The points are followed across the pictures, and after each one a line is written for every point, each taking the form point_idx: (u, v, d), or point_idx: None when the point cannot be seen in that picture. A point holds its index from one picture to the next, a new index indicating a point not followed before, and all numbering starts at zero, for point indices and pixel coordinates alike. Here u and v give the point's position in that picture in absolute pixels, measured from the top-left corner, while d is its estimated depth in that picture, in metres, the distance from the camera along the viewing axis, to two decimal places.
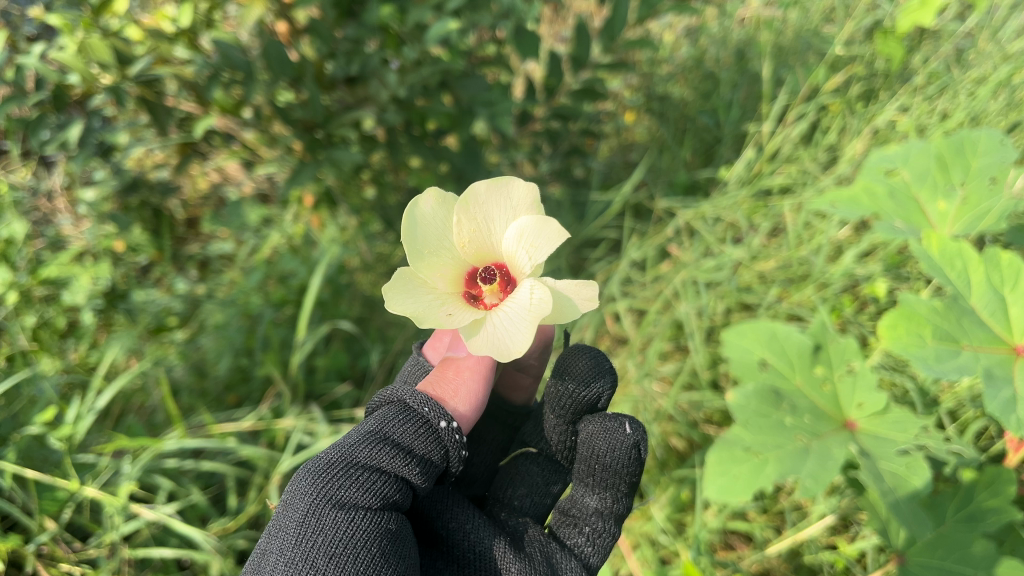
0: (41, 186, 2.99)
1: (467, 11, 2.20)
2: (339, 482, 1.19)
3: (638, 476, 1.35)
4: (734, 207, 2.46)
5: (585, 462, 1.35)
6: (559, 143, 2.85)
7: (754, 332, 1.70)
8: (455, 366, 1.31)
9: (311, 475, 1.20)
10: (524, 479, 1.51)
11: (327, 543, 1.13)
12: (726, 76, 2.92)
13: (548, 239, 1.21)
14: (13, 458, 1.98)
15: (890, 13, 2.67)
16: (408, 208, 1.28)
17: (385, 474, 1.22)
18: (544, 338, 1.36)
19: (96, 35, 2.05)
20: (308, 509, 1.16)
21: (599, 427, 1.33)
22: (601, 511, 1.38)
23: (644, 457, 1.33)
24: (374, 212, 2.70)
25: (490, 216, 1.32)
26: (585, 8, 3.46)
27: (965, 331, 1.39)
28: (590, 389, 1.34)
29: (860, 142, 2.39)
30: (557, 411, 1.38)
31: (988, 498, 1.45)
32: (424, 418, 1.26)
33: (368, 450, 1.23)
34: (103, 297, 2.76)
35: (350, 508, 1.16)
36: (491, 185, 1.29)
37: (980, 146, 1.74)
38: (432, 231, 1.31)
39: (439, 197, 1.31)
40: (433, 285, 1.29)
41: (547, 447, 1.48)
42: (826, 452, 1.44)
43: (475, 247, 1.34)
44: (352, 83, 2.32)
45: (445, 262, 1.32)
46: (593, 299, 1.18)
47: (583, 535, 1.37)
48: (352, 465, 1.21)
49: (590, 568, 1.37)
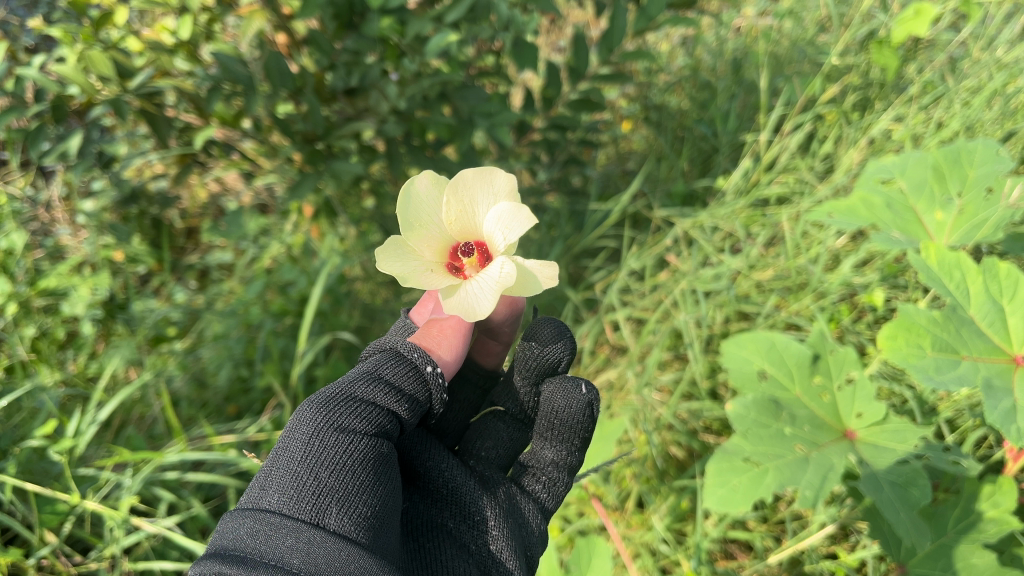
0: (40, 197, 2.99)
1: (467, 22, 2.21)
2: (338, 411, 1.26)
3: (590, 432, 1.50)
4: (731, 216, 2.48)
5: (544, 420, 1.49)
6: (557, 153, 2.87)
7: (753, 342, 1.69)
8: (438, 327, 1.43)
9: (314, 406, 1.26)
10: (490, 433, 1.61)
11: (330, 462, 1.18)
12: (723, 86, 2.94)
13: (519, 224, 1.27)
14: (13, 471, 1.98)
15: (885, 23, 2.69)
16: (404, 185, 1.36)
17: (377, 406, 1.30)
18: (515, 309, 1.42)
19: (96, 48, 2.06)
20: (312, 433, 1.22)
21: (558, 387, 1.45)
22: (556, 462, 1.53)
23: (596, 416, 1.47)
24: (374, 221, 2.73)
25: (476, 200, 1.38)
26: (582, 19, 3.49)
27: (964, 342, 1.41)
28: (553, 353, 1.45)
29: (856, 152, 2.41)
30: (523, 372, 1.48)
31: (988, 509, 1.48)
32: (411, 363, 1.37)
33: (363, 386, 1.31)
34: (101, 307, 2.75)
35: (349, 433, 1.23)
36: (478, 172, 1.35)
37: (976, 158, 1.76)
38: (424, 207, 1.38)
39: (434, 178, 1.38)
40: (419, 255, 1.35)
41: (513, 407, 1.59)
42: (826, 462, 1.46)
43: (460, 226, 1.40)
44: (352, 95, 2.35)
45: (432, 234, 1.39)
46: (553, 278, 1.25)
47: (540, 483, 1.54)
48: (352, 399, 1.29)
49: (544, 511, 1.55)
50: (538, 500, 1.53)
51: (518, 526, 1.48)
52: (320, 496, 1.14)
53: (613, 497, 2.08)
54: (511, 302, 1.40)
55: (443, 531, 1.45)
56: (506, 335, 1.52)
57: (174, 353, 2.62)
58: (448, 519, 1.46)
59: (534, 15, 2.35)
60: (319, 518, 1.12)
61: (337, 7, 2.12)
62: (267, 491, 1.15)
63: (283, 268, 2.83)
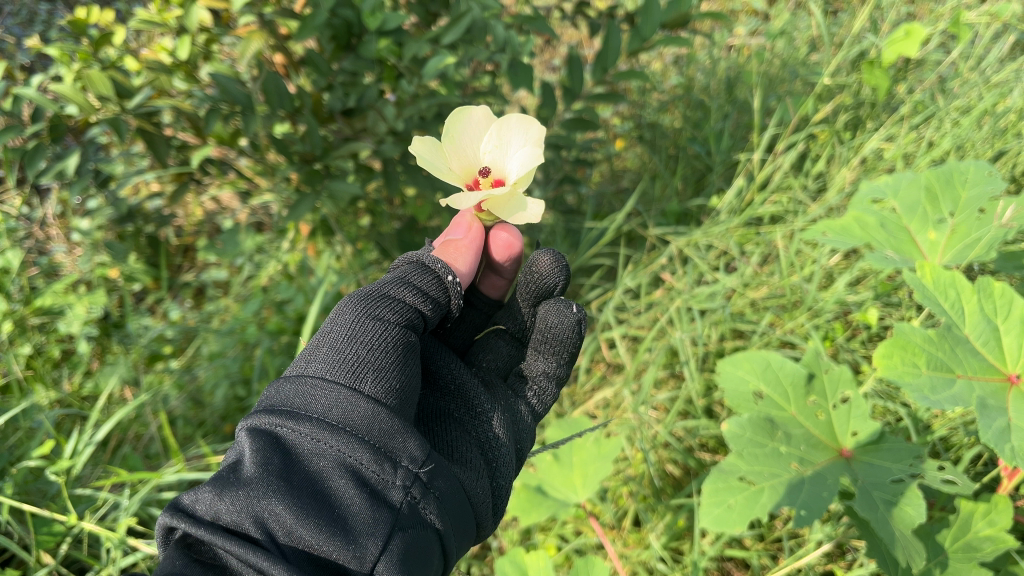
0: (36, 215, 2.99)
1: (463, 44, 2.23)
2: (374, 304, 1.36)
3: (578, 347, 1.63)
4: (725, 235, 2.51)
5: (539, 334, 1.63)
6: (551, 171, 2.88)
7: (748, 362, 1.70)
8: (454, 244, 1.49)
9: (356, 300, 1.37)
10: (492, 347, 1.75)
11: (367, 340, 1.28)
12: (716, 106, 2.98)
13: (533, 164, 1.43)
14: (10, 492, 1.97)
15: (875, 44, 2.74)
16: (464, 107, 1.55)
17: (405, 303, 1.40)
18: (512, 252, 1.54)
19: (95, 68, 2.07)
20: (353, 319, 1.32)
21: (552, 308, 1.59)
22: (548, 373, 1.66)
23: (584, 333, 1.61)
24: (370, 239, 2.75)
25: (512, 142, 1.56)
26: (574, 39, 3.54)
27: (959, 361, 1.42)
28: (550, 281, 1.59)
29: (849, 171, 2.44)
30: (524, 295, 1.64)
31: (983, 527, 1.49)
32: (435, 273, 1.47)
33: (394, 286, 1.42)
34: (95, 326, 2.79)
35: (383, 321, 1.34)
36: (523, 118, 1.53)
37: (968, 178, 1.80)
38: (471, 132, 1.57)
39: (490, 116, 1.58)
40: (449, 154, 1.51)
41: (514, 327, 1.73)
42: (821, 480, 1.47)
43: (493, 161, 1.57)
44: (350, 115, 2.38)
45: (466, 155, 1.56)
46: (537, 216, 1.36)
47: (533, 392, 1.66)
48: (386, 296, 1.39)
49: (535, 416, 1.67)
50: (532, 405, 1.65)
51: (516, 423, 1.60)
52: (357, 366, 1.24)
53: (610, 515, 2.08)
54: (510, 246, 1.53)
55: (450, 419, 1.51)
56: (507, 270, 1.62)
57: (171, 372, 2.62)
58: (454, 409, 1.53)
59: (530, 35, 2.37)
60: (356, 382, 1.21)
61: (334, 28, 2.14)
62: (312, 362, 1.25)
63: (280, 286, 2.85)
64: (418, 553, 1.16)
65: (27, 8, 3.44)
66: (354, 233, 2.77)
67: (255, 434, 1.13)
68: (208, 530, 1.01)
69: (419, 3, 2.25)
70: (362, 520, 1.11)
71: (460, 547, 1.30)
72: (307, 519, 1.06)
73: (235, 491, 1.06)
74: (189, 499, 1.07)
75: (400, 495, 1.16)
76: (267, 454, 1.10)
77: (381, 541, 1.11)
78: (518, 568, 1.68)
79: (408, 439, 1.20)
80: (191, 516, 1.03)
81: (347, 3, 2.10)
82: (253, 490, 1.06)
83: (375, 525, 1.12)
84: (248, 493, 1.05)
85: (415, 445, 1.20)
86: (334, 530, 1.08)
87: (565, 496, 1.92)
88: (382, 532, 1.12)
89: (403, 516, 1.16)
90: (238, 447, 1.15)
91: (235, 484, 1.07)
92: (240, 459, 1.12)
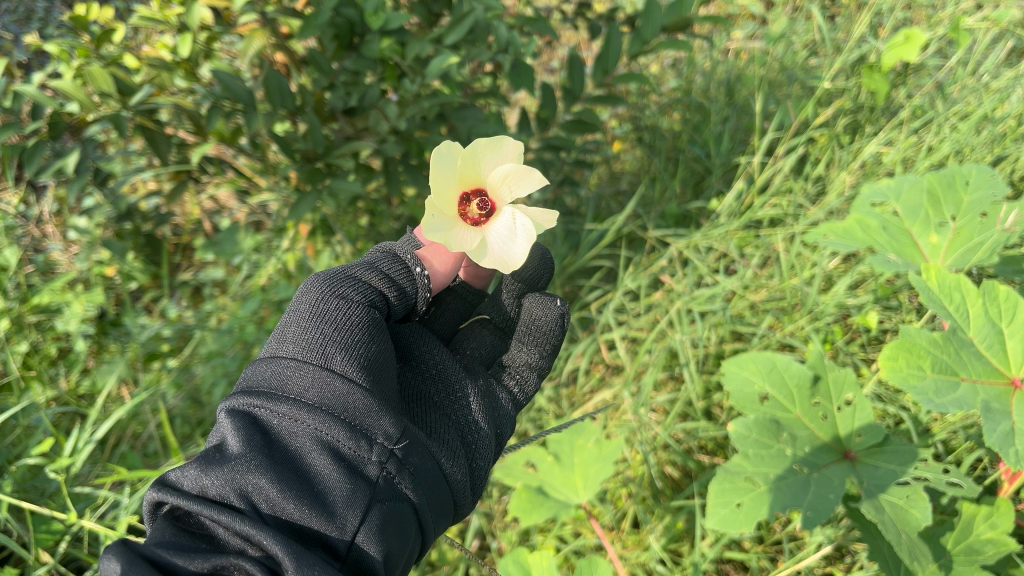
0: (32, 213, 2.97)
1: (466, 44, 2.21)
2: (339, 284, 1.41)
3: (560, 341, 1.66)
4: (725, 237, 2.52)
5: (520, 327, 1.65)
6: (552, 172, 2.89)
7: (753, 363, 1.69)
8: (434, 245, 1.58)
9: (321, 279, 1.42)
10: (476, 337, 1.74)
11: (335, 320, 1.33)
12: (715, 110, 2.99)
13: (530, 182, 1.45)
14: (9, 489, 1.96)
15: (874, 48, 2.75)
16: (435, 159, 1.37)
17: (369, 285, 1.46)
18: None
19: (95, 64, 2.03)
20: (318, 297, 1.37)
21: (536, 301, 1.64)
22: (530, 364, 1.65)
23: (566, 328, 1.65)
24: (368, 240, 2.78)
25: (483, 160, 1.46)
26: (573, 42, 3.55)
27: (964, 364, 1.42)
28: (534, 273, 1.69)
29: (848, 176, 2.46)
30: (509, 288, 1.71)
31: (984, 530, 1.49)
32: (404, 263, 1.54)
33: (361, 270, 1.47)
34: (92, 324, 2.78)
35: (348, 300, 1.38)
36: (491, 140, 1.44)
37: (970, 181, 1.81)
38: (444, 172, 1.40)
39: (449, 144, 1.41)
40: (444, 210, 1.39)
41: (496, 315, 1.74)
42: (827, 483, 1.47)
43: (468, 180, 1.47)
44: (352, 115, 2.38)
45: (451, 193, 1.43)
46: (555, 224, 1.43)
47: (515, 382, 1.66)
48: (348, 276, 1.45)
49: (517, 405, 1.67)
50: (513, 393, 1.65)
51: (494, 409, 1.60)
52: (326, 345, 1.29)
53: (610, 516, 2.08)
54: None
55: (430, 402, 1.52)
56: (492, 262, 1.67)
57: (170, 372, 2.62)
58: (434, 392, 1.54)
59: (531, 37, 2.37)
60: (327, 362, 1.26)
61: (336, 27, 2.13)
62: (283, 342, 1.30)
63: (278, 286, 2.83)
64: (394, 524, 1.22)
65: (24, 6, 3.44)
66: (354, 233, 2.80)
67: (234, 415, 1.18)
68: (195, 502, 1.06)
69: (421, 3, 2.25)
70: (341, 494, 1.16)
71: (436, 525, 1.35)
72: (290, 492, 1.11)
73: (220, 467, 1.10)
74: (174, 475, 1.11)
75: (376, 470, 1.22)
76: (248, 432, 1.15)
77: (360, 512, 1.16)
78: (521, 568, 1.67)
79: (382, 417, 1.25)
80: (176, 490, 1.07)
81: (349, 2, 2.09)
82: (237, 465, 1.11)
83: (353, 498, 1.17)
84: (232, 468, 1.10)
85: (389, 423, 1.26)
86: (315, 503, 1.13)
87: (566, 497, 1.92)
88: (361, 504, 1.17)
89: (379, 489, 1.21)
90: (217, 430, 1.20)
91: (220, 460, 1.12)
92: (221, 440, 1.16)
